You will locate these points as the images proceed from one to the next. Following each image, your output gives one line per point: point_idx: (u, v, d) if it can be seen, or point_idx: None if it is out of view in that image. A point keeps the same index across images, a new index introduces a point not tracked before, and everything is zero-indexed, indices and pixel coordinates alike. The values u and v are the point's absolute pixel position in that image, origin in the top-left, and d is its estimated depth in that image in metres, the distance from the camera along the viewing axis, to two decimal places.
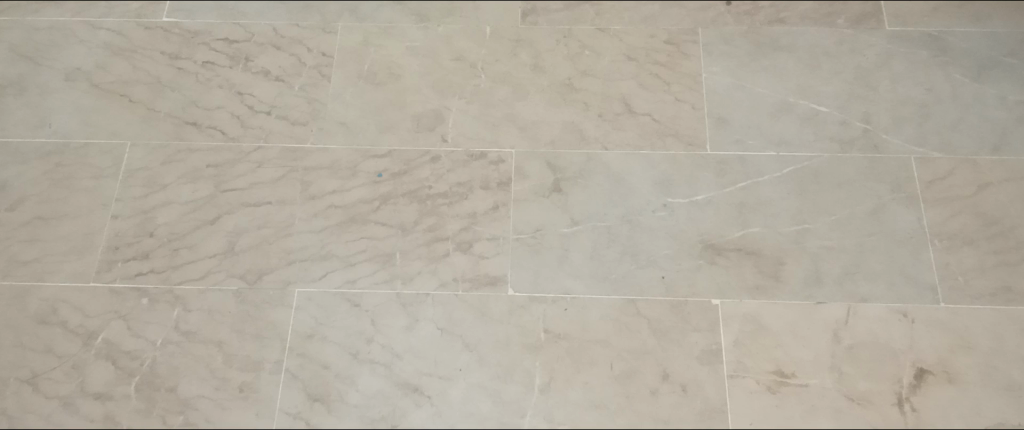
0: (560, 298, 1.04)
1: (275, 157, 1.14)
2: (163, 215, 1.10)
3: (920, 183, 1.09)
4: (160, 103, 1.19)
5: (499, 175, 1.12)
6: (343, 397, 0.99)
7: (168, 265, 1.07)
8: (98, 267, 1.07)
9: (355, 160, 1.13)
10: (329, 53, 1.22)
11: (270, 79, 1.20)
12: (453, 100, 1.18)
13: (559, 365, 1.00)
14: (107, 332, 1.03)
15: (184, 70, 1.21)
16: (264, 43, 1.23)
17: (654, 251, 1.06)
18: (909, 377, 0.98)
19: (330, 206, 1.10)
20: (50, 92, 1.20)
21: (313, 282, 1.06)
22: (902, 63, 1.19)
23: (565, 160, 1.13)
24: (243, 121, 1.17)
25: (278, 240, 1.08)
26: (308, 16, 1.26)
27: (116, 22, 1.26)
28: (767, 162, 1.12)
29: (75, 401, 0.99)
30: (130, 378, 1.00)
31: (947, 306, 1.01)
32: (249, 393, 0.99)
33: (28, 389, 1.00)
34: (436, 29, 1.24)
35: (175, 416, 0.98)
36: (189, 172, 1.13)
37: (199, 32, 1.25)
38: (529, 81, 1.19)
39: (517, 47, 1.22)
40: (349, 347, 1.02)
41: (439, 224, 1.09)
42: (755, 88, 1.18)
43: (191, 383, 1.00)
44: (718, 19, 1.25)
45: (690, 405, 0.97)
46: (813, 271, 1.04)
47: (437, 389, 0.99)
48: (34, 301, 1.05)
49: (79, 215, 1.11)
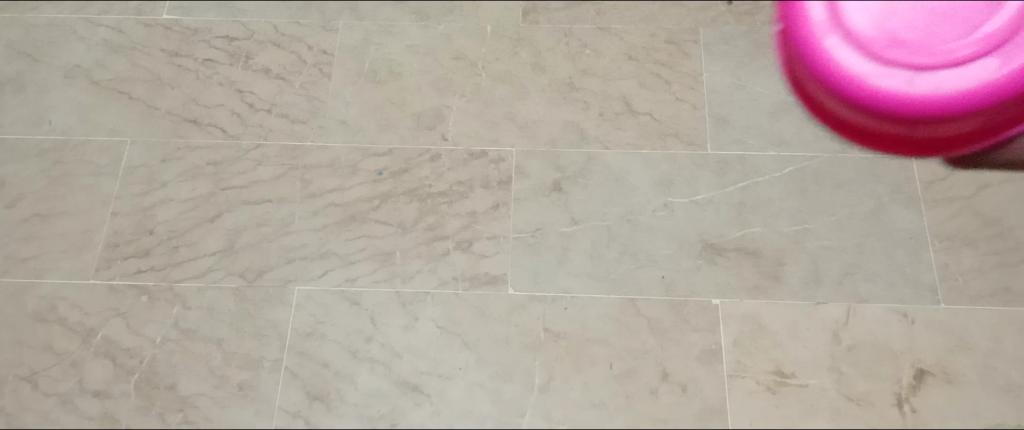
0: (560, 297, 1.04)
1: (274, 155, 1.13)
2: (162, 213, 1.10)
3: (919, 184, 1.09)
4: (159, 100, 1.18)
5: (499, 174, 1.11)
6: (342, 396, 0.99)
7: (167, 262, 1.07)
8: (97, 264, 1.07)
9: (355, 158, 1.13)
10: (330, 51, 1.22)
11: (270, 77, 1.20)
12: (453, 99, 1.18)
13: (558, 364, 1.00)
14: (106, 329, 1.03)
15: (183, 67, 1.21)
16: (263, 41, 1.23)
17: (654, 250, 1.06)
18: (908, 378, 0.98)
19: (329, 204, 1.10)
20: (49, 89, 1.19)
21: (312, 281, 1.06)
22: None
23: (565, 160, 1.13)
24: (242, 118, 1.17)
25: (277, 239, 1.08)
26: (308, 15, 1.25)
27: (116, 19, 1.26)
28: (767, 163, 1.12)
29: (73, 399, 0.99)
30: (129, 375, 1.00)
31: (946, 307, 1.01)
32: (248, 391, 0.99)
33: (26, 386, 1.00)
34: (436, 28, 1.24)
35: (174, 414, 0.98)
36: (188, 170, 1.13)
37: (199, 30, 1.25)
38: (529, 80, 1.19)
39: (517, 46, 1.22)
40: (348, 345, 1.02)
41: (439, 223, 1.09)
42: (755, 88, 1.18)
43: (190, 381, 1.00)
44: (718, 18, 1.24)
45: (689, 405, 0.97)
46: (813, 272, 1.04)
47: (436, 388, 0.99)
48: (32, 299, 1.05)
49: (78, 213, 1.10)
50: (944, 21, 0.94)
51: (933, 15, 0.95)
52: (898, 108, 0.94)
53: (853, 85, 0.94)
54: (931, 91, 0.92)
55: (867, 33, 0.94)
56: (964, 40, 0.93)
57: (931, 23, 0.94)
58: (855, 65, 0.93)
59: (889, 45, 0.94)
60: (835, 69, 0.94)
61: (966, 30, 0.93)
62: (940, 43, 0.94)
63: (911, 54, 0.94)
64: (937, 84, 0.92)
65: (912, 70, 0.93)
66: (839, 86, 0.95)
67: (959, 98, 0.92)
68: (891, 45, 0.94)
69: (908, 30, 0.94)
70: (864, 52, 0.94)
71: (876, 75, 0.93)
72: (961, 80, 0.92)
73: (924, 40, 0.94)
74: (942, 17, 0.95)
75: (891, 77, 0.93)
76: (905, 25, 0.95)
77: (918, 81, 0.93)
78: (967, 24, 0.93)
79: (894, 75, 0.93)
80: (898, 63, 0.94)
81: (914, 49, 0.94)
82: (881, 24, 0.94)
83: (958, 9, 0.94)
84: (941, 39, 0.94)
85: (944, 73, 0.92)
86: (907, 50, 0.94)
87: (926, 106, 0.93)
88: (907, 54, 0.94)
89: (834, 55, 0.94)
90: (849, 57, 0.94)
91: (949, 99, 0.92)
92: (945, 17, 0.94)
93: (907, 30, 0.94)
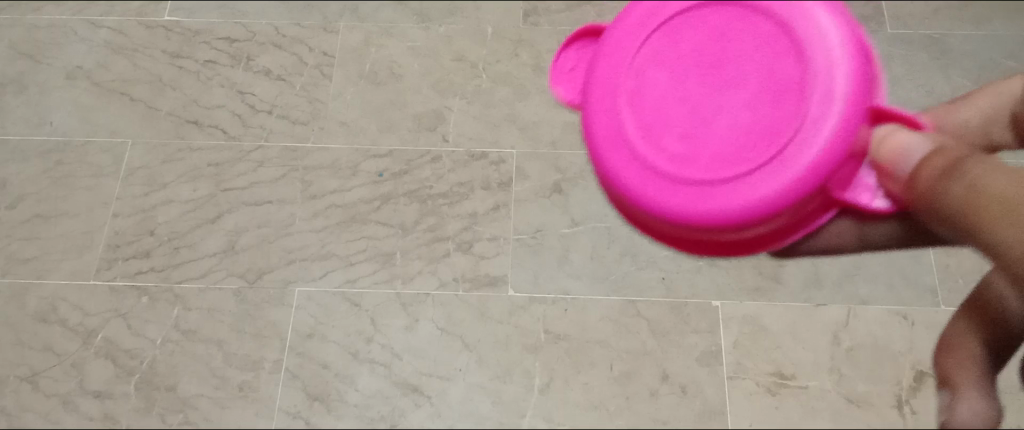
0: (560, 298, 1.04)
1: (275, 157, 1.13)
2: (163, 214, 1.11)
3: None
4: (161, 101, 1.18)
5: (499, 175, 1.11)
6: (342, 397, 1.00)
7: (168, 263, 1.08)
8: (98, 265, 1.08)
9: (355, 160, 1.12)
10: (331, 53, 1.20)
11: (271, 78, 1.19)
12: (454, 100, 1.16)
13: (558, 365, 1.00)
14: (106, 330, 1.04)
15: (185, 69, 1.21)
16: (264, 43, 1.22)
17: (654, 252, 1.05)
18: (908, 379, 0.98)
19: (330, 205, 1.10)
20: (51, 91, 1.19)
21: (313, 281, 1.06)
22: (903, 65, 1.15)
23: (565, 161, 1.11)
24: (244, 120, 1.16)
25: (278, 239, 1.08)
26: (309, 15, 1.23)
27: (117, 20, 1.24)
28: None
29: (73, 399, 1.01)
30: (129, 376, 1.02)
31: (948, 308, 1.01)
32: (249, 392, 1.01)
33: (26, 387, 1.02)
34: (438, 30, 1.21)
35: (175, 414, 1.00)
36: (189, 171, 1.13)
37: (200, 31, 1.23)
38: (530, 81, 1.16)
39: (517, 47, 1.19)
40: (348, 346, 1.03)
41: (440, 224, 1.08)
42: None
43: (191, 382, 1.02)
44: None
45: (689, 406, 0.97)
46: (813, 273, 1.03)
47: (437, 389, 1.00)
48: (33, 299, 1.06)
49: (80, 213, 1.11)
50: (715, 71, 0.66)
51: (700, 64, 0.66)
52: (745, 210, 0.64)
53: (673, 205, 0.66)
54: (780, 171, 0.63)
55: (628, 121, 0.67)
56: (793, 73, 0.64)
57: (698, 81, 0.66)
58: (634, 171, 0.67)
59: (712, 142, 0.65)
60: (643, 182, 0.67)
61: (775, 71, 0.64)
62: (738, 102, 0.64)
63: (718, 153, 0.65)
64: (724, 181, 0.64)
65: (716, 158, 0.65)
66: (672, 205, 0.66)
67: (822, 166, 0.63)
68: (655, 137, 0.66)
69: (680, 108, 0.66)
70: (658, 151, 0.66)
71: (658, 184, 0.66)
72: (808, 140, 0.62)
73: (703, 114, 0.66)
74: (712, 60, 0.66)
75: (707, 173, 0.65)
76: (676, 88, 0.67)
77: (705, 186, 0.65)
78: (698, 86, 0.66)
79: (700, 171, 0.65)
80: (690, 156, 0.66)
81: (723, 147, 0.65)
82: (643, 103, 0.67)
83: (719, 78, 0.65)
84: (727, 107, 0.65)
85: (804, 131, 0.62)
86: (698, 137, 0.65)
87: (756, 205, 0.64)
88: (721, 130, 0.65)
89: (639, 164, 0.67)
90: (634, 164, 0.67)
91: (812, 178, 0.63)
92: (728, 76, 0.65)
93: (688, 109, 0.66)
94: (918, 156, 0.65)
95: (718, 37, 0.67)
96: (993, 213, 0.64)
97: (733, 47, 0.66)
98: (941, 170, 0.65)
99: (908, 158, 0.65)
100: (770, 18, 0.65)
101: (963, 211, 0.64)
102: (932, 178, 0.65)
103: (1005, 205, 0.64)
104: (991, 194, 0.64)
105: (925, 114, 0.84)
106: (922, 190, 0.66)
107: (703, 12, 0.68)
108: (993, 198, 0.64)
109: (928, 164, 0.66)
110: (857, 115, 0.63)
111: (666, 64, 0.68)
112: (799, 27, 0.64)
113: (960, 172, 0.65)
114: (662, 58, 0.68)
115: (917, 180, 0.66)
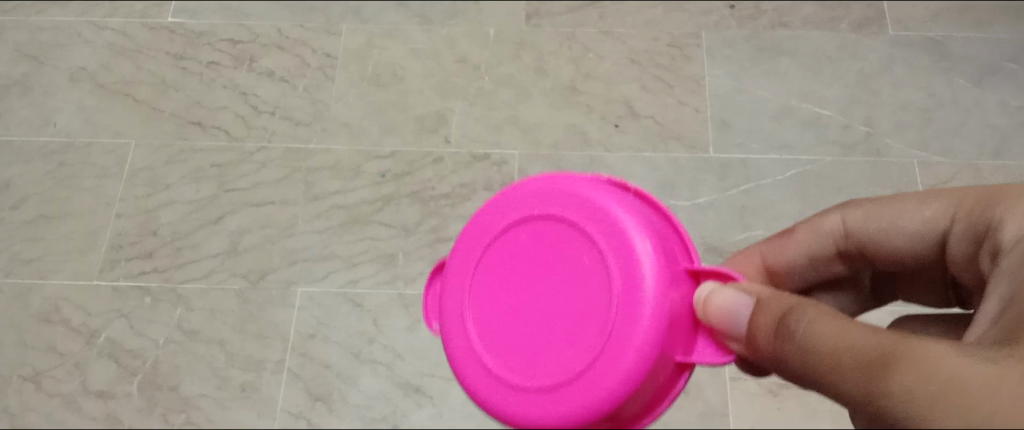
0: None
1: (278, 158, 1.13)
2: (166, 215, 1.11)
3: (922, 187, 1.07)
4: (164, 103, 1.19)
5: (500, 176, 1.10)
6: (345, 397, 1.01)
7: (171, 263, 1.08)
8: (101, 266, 1.08)
9: (358, 161, 1.13)
10: (333, 54, 1.20)
11: (274, 80, 1.19)
12: (456, 102, 1.16)
13: None
14: (110, 331, 1.05)
15: (188, 70, 1.21)
16: (267, 44, 1.22)
17: None
18: None
19: (333, 206, 1.10)
20: (55, 93, 1.19)
21: (314, 282, 1.06)
22: (904, 69, 1.16)
23: (567, 162, 1.11)
24: (246, 121, 1.17)
25: (280, 241, 1.09)
26: (311, 17, 1.23)
27: (121, 22, 1.25)
28: (768, 166, 1.10)
29: (77, 399, 1.02)
30: (132, 376, 1.03)
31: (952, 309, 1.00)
32: (251, 392, 1.01)
33: (31, 386, 1.03)
34: (440, 32, 1.21)
35: (178, 414, 1.01)
36: (192, 172, 1.14)
37: (203, 33, 1.23)
38: (531, 83, 1.17)
39: (519, 49, 1.19)
40: (350, 347, 1.03)
41: (442, 225, 1.08)
42: (757, 91, 1.15)
43: (194, 382, 1.02)
44: (720, 23, 1.20)
45: (691, 407, 0.98)
46: None
47: (438, 389, 1.00)
48: (37, 299, 1.07)
49: (83, 215, 1.12)
50: (533, 259, 0.51)
51: (510, 263, 0.52)
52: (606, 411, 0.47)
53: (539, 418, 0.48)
54: (624, 360, 0.46)
55: (452, 351, 0.53)
56: (605, 253, 0.48)
57: (513, 281, 0.51)
58: (490, 393, 0.50)
59: (558, 329, 0.49)
60: (502, 403, 0.50)
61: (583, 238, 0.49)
62: (568, 279, 0.49)
63: (567, 345, 0.48)
64: (581, 381, 0.47)
65: (562, 361, 0.48)
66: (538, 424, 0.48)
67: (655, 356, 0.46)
68: (501, 347, 0.51)
69: (506, 312, 0.51)
70: (486, 378, 0.51)
71: (521, 405, 0.49)
72: (638, 322, 0.45)
73: (538, 312, 0.50)
74: (530, 257, 0.51)
75: (541, 385, 0.48)
76: (500, 283, 0.52)
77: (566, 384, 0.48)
78: (528, 261, 0.51)
79: (535, 384, 0.49)
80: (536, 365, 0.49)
81: (570, 336, 0.48)
82: (476, 314, 0.52)
83: (544, 251, 0.51)
84: (559, 287, 0.49)
85: (634, 309, 0.46)
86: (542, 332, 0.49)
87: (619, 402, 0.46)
88: (558, 327, 0.49)
89: (478, 401, 0.52)
90: (484, 389, 0.51)
91: (654, 369, 0.46)
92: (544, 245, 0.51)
93: (522, 306, 0.50)
94: (749, 306, 0.46)
95: (531, 222, 0.52)
96: (847, 375, 0.41)
97: (547, 238, 0.51)
98: (772, 332, 0.45)
99: (737, 317, 0.46)
100: (566, 192, 0.51)
101: (811, 374, 0.43)
102: (769, 338, 0.45)
103: (863, 363, 0.40)
104: (832, 350, 0.42)
105: (753, 250, 0.67)
106: (766, 351, 0.46)
107: (509, 208, 0.53)
108: (825, 356, 0.42)
109: (761, 315, 0.46)
110: (670, 283, 0.47)
111: (484, 264, 0.53)
112: (597, 199, 0.49)
113: (792, 325, 0.44)
114: (483, 259, 0.53)
115: (756, 340, 0.46)
